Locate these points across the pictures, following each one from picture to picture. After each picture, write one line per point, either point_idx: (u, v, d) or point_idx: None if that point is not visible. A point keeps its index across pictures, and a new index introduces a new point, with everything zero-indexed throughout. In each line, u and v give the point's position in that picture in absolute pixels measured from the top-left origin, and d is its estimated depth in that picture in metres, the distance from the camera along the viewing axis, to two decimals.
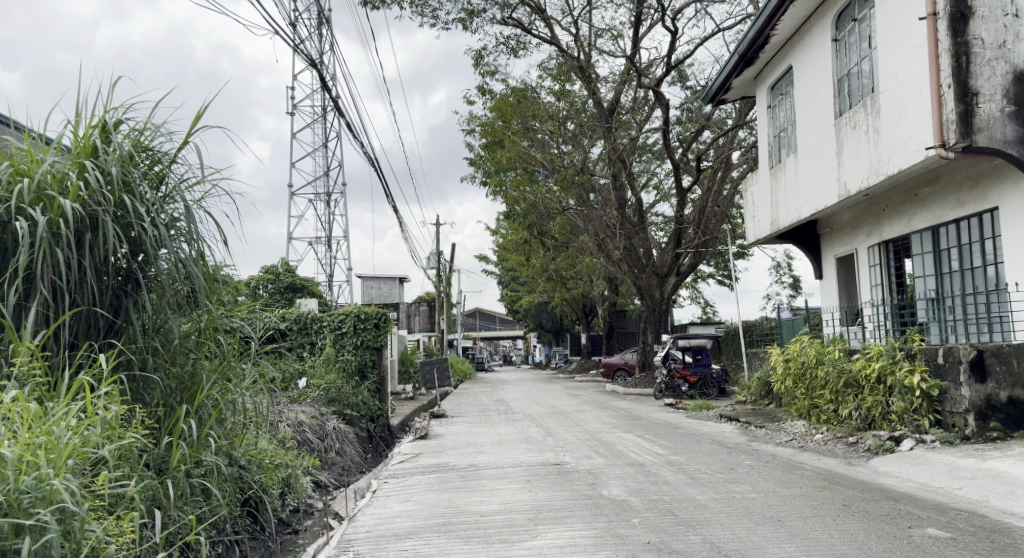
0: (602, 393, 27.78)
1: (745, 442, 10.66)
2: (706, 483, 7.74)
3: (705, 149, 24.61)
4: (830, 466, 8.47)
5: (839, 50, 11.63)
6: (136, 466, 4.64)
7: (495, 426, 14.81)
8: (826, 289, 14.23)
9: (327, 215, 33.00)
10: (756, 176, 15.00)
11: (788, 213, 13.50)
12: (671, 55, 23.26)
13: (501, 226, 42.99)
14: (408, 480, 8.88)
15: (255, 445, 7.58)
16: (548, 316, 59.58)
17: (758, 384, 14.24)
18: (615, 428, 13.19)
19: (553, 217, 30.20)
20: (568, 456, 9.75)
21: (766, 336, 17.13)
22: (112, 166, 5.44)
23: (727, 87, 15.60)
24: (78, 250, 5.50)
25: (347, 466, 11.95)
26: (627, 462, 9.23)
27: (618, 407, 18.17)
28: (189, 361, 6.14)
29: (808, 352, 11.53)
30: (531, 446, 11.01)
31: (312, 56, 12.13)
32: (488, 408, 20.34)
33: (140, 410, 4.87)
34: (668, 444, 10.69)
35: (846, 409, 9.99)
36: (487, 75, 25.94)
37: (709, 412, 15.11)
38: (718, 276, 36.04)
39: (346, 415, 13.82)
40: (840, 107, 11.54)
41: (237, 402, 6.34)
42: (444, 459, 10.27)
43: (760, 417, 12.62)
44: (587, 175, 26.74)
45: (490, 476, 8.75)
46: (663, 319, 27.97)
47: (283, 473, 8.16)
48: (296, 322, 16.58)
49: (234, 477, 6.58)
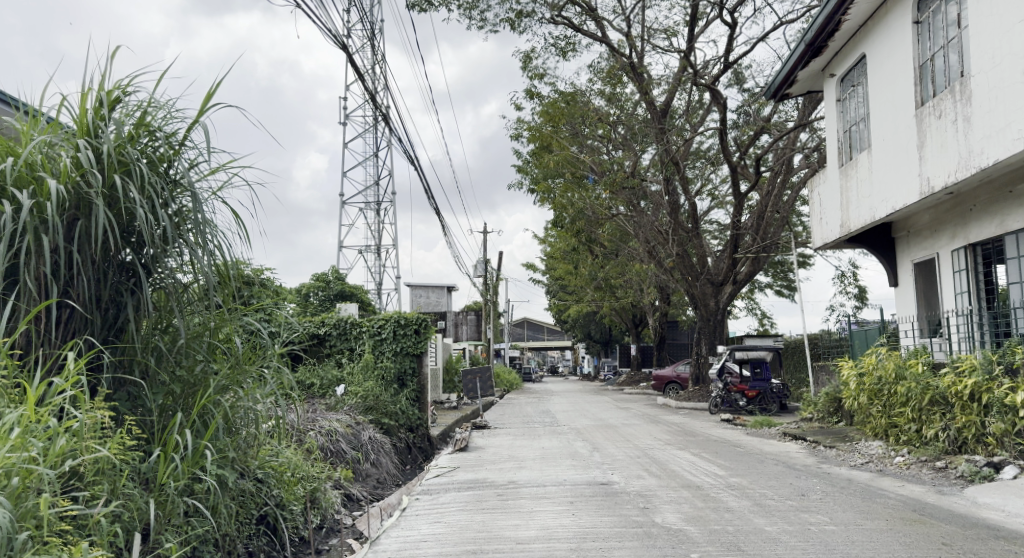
0: (653, 406, 26.70)
1: (814, 464, 9.64)
2: (775, 512, 6.81)
3: (764, 152, 23.49)
4: (918, 495, 7.41)
5: (922, 32, 10.58)
6: (104, 485, 3.97)
7: (539, 439, 14.02)
8: (902, 298, 13.06)
9: (377, 222, 32.86)
10: (824, 175, 13.91)
11: (861, 214, 12.42)
12: (729, 54, 22.33)
13: (550, 235, 42.36)
14: (441, 497, 8.17)
15: (276, 456, 7.03)
16: (596, 326, 58.66)
17: (826, 400, 13.13)
18: (668, 445, 12.26)
19: (602, 224, 29.29)
20: (616, 475, 8.92)
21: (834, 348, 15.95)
22: (107, 145, 4.86)
23: (792, 80, 14.56)
24: (69, 237, 4.93)
25: (383, 478, 11.28)
26: (683, 484, 8.33)
27: (671, 421, 17.19)
28: (199, 364, 5.58)
29: (886, 365, 10.41)
30: (577, 462, 10.19)
31: (351, 50, 11.69)
32: (533, 419, 19.55)
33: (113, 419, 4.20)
34: (728, 464, 9.75)
35: (932, 429, 8.91)
36: (535, 78, 25.32)
37: (772, 429, 14.05)
38: (776, 286, 34.65)
39: (384, 424, 13.21)
40: (923, 96, 10.47)
41: (248, 411, 5.74)
42: (482, 474, 9.54)
43: (830, 436, 11.55)
44: (639, 179, 25.85)
45: (530, 496, 7.95)
46: (718, 329, 26.76)
47: (305, 487, 7.51)
48: (336, 327, 16.05)
49: (246, 493, 5.98)
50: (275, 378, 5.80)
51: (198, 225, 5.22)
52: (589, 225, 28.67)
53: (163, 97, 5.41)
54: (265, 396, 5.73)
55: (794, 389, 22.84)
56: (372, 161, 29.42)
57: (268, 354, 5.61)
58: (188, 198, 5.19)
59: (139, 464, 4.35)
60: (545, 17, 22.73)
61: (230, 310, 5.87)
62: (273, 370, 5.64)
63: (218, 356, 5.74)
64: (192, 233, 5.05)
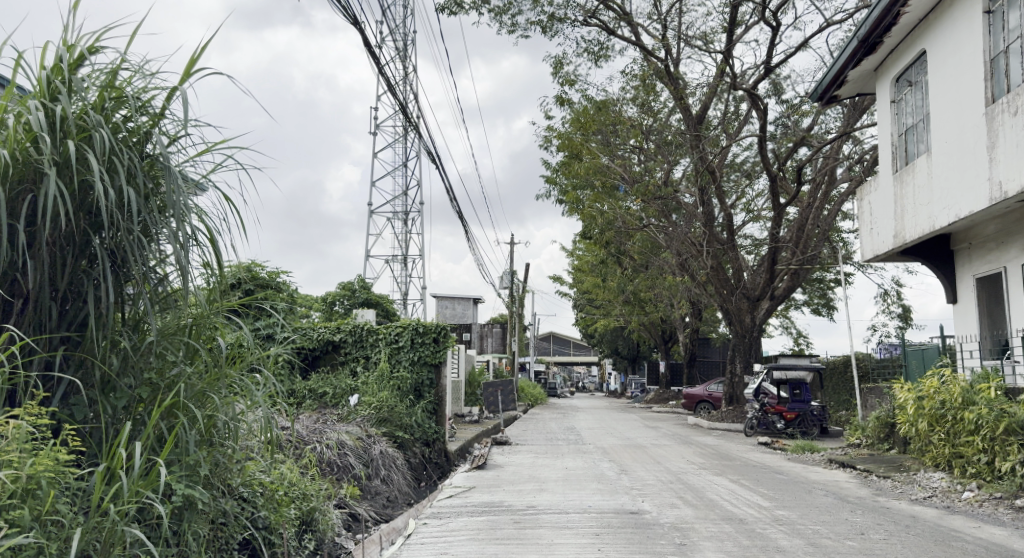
0: (683, 426, 25.61)
1: (870, 497, 8.65)
2: (834, 554, 5.88)
3: (805, 163, 22.46)
4: (1000, 540, 6.40)
5: (994, 24, 9.65)
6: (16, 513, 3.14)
7: (563, 458, 13.13)
8: (962, 315, 11.97)
9: (404, 232, 32.30)
10: (875, 183, 12.91)
11: (916, 223, 11.42)
12: (770, 59, 21.30)
13: (578, 246, 41.52)
14: (451, 523, 7.34)
15: (267, 472, 6.33)
16: (624, 342, 57.51)
17: (876, 424, 12.10)
18: (702, 469, 11.33)
19: (632, 235, 28.38)
20: (647, 503, 8.01)
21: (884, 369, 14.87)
22: (66, 107, 4.14)
23: (841, 80, 13.58)
24: (17, 214, 4.22)
25: (394, 496, 10.41)
26: (723, 516, 7.41)
27: (704, 443, 16.18)
28: (173, 366, 4.87)
29: (950, 389, 9.37)
30: (603, 486, 9.30)
31: (372, 45, 11.10)
32: (557, 437, 18.64)
33: (28, 429, 3.37)
34: (772, 494, 8.80)
35: (1008, 462, 7.89)
36: (566, 84, 24.55)
37: (815, 455, 13.02)
38: (814, 304, 33.37)
39: (398, 438, 12.40)
40: (995, 93, 9.50)
41: (226, 422, 5.00)
42: (500, 497, 8.69)
43: (883, 465, 10.53)
44: (672, 189, 24.93)
45: (550, 525, 7.09)
46: (753, 347, 25.62)
47: (299, 510, 6.73)
48: (352, 333, 15.32)
49: (228, 513, 5.28)
50: (262, 388, 5.10)
51: (175, 212, 4.51)
52: (619, 237, 27.79)
53: (140, 60, 4.68)
54: (248, 405, 5.02)
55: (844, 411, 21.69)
56: (399, 170, 28.96)
57: (254, 362, 4.87)
58: (165, 178, 4.48)
59: (70, 480, 3.52)
60: (577, 21, 22.03)
61: (215, 307, 5.20)
62: (257, 379, 4.92)
63: (198, 358, 5.02)
64: (168, 220, 4.33)
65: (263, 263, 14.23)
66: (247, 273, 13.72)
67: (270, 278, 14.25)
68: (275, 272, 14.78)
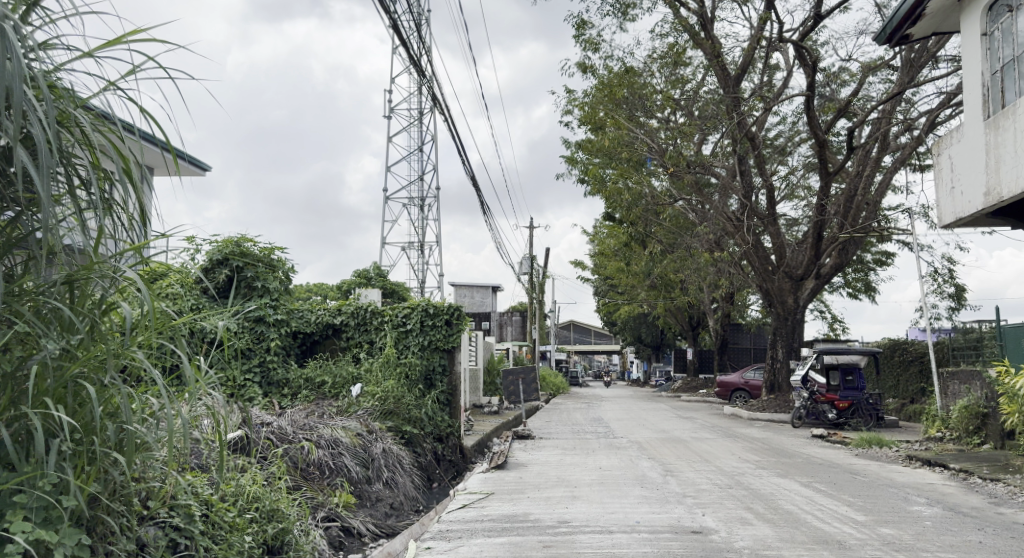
0: (720, 417, 23.82)
1: (986, 506, 6.93)
2: None
3: (858, 124, 20.51)
4: None
5: None
6: None
7: (595, 455, 11.50)
8: None
9: (421, 218, 30.78)
10: (960, 133, 11.09)
11: (1015, 176, 9.61)
12: (818, 10, 19.21)
13: (601, 229, 39.75)
14: (462, 548, 5.65)
15: (203, 488, 4.68)
16: (648, 330, 55.70)
17: (963, 415, 10.39)
18: (760, 468, 9.66)
19: (662, 213, 26.54)
20: (709, 519, 6.32)
21: (977, 345, 13.84)
22: None
23: (918, 15, 11.74)
24: None
25: (400, 503, 8.72)
26: (813, 537, 5.71)
27: (752, 436, 14.45)
28: (35, 347, 3.23)
29: None
30: (650, 493, 7.62)
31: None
32: (585, 430, 16.97)
33: None
34: (862, 503, 7.10)
35: None
36: (590, 49, 22.75)
37: (887, 450, 11.30)
38: (852, 288, 31.52)
39: (406, 433, 10.77)
40: None
41: (122, 428, 3.38)
42: (524, 508, 7.02)
43: (984, 465, 8.81)
44: (705, 164, 23.11)
45: (592, 551, 5.40)
46: (796, 330, 23.77)
47: (261, 532, 5.04)
48: (354, 316, 13.67)
49: (149, 539, 3.84)
50: (192, 380, 3.65)
51: (30, 116, 2.93)
52: (647, 215, 26.00)
53: None
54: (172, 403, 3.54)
55: (909, 395, 19.93)
56: (415, 152, 27.31)
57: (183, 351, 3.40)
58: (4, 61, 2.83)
59: None
60: None
61: (118, 264, 3.70)
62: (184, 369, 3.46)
63: (83, 337, 3.40)
64: (15, 124, 2.75)
65: (255, 238, 12.57)
66: (238, 250, 12.15)
67: (265, 254, 12.63)
68: (271, 249, 13.19)
